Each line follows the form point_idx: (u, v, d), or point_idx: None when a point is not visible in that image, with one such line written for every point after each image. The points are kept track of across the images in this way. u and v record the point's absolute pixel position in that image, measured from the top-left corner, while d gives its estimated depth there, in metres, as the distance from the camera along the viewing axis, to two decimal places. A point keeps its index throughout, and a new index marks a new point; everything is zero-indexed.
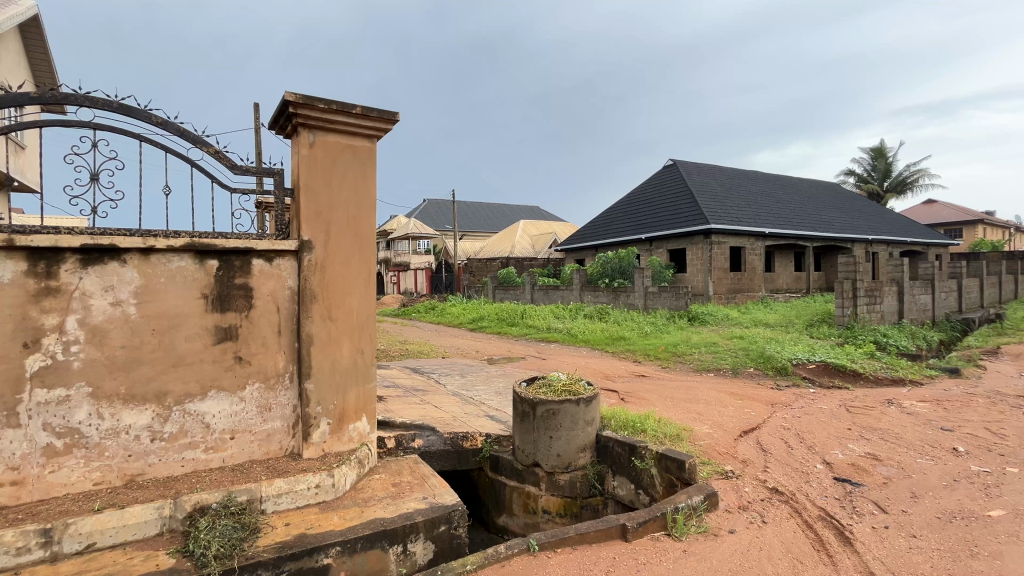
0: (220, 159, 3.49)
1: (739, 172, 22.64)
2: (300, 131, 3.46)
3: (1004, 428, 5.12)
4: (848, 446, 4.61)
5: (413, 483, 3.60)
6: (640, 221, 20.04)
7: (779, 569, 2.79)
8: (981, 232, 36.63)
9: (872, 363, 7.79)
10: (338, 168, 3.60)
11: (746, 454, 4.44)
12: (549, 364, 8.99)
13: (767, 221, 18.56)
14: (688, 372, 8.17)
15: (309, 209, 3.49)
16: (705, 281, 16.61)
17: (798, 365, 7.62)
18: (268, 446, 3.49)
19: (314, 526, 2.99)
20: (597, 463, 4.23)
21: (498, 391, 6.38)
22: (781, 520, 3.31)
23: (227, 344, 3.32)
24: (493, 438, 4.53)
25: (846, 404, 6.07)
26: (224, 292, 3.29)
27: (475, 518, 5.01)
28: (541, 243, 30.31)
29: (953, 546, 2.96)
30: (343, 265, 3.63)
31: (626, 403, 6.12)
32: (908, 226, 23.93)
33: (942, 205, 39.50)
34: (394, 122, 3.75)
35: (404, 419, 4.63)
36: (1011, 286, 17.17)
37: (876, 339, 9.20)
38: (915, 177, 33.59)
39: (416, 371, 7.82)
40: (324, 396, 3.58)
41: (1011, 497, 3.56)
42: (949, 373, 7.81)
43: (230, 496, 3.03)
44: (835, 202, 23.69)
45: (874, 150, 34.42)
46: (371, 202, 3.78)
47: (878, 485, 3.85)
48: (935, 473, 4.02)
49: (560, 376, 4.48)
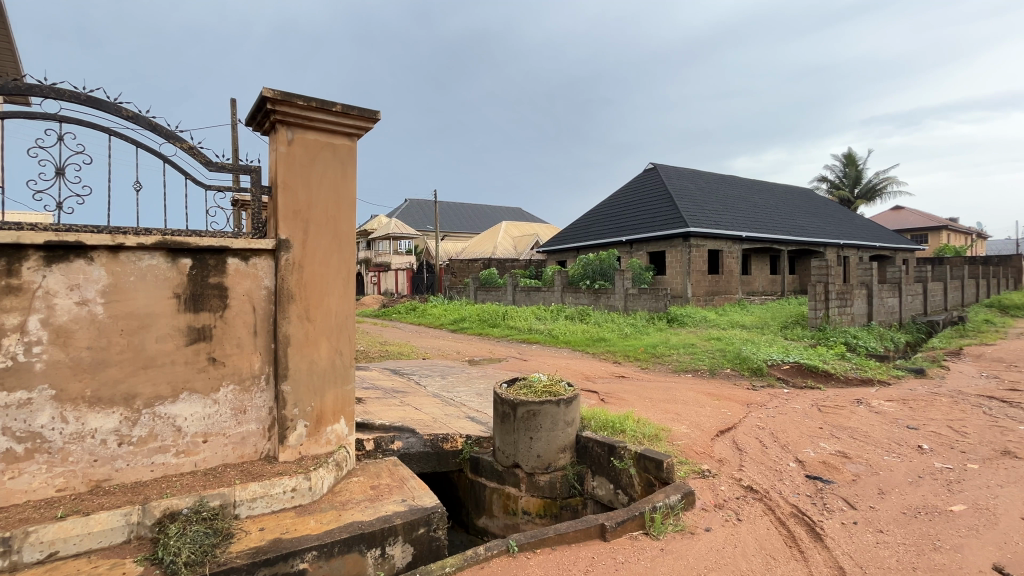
0: (195, 155, 3.41)
1: (717, 176, 23.11)
2: (278, 128, 3.39)
3: (966, 426, 5.33)
4: (819, 445, 4.74)
5: (392, 486, 3.56)
6: (621, 223, 20.27)
7: (753, 565, 2.85)
8: (944, 237, 38.21)
9: (843, 363, 8.05)
10: (317, 166, 3.55)
11: (721, 453, 4.53)
12: (531, 365, 9.04)
13: (743, 225, 18.98)
14: (667, 373, 8.32)
15: (287, 208, 3.43)
16: (684, 283, 16.89)
17: (773, 366, 7.82)
18: (242, 449, 3.41)
19: (290, 530, 2.94)
20: (577, 464, 4.26)
21: (479, 392, 6.37)
22: (755, 517, 3.39)
23: (201, 344, 3.23)
24: (472, 439, 4.53)
25: (817, 404, 6.25)
26: (197, 292, 3.21)
27: (455, 520, 4.99)
28: (523, 244, 30.42)
29: (918, 540, 3.07)
30: (321, 265, 3.57)
31: (607, 403, 6.18)
32: (877, 231, 24.77)
33: (908, 211, 40.99)
34: (374, 120, 3.72)
35: (383, 421, 4.59)
36: (974, 289, 17.87)
37: (847, 341, 9.50)
38: (884, 184, 34.80)
39: (397, 372, 7.76)
40: (301, 398, 3.51)
41: (971, 493, 3.71)
42: (914, 373, 8.12)
43: (202, 501, 2.95)
44: (809, 207, 24.37)
45: (846, 157, 35.57)
46: (351, 201, 3.73)
47: (848, 482, 3.97)
48: (901, 470, 4.17)
49: (540, 376, 4.50)
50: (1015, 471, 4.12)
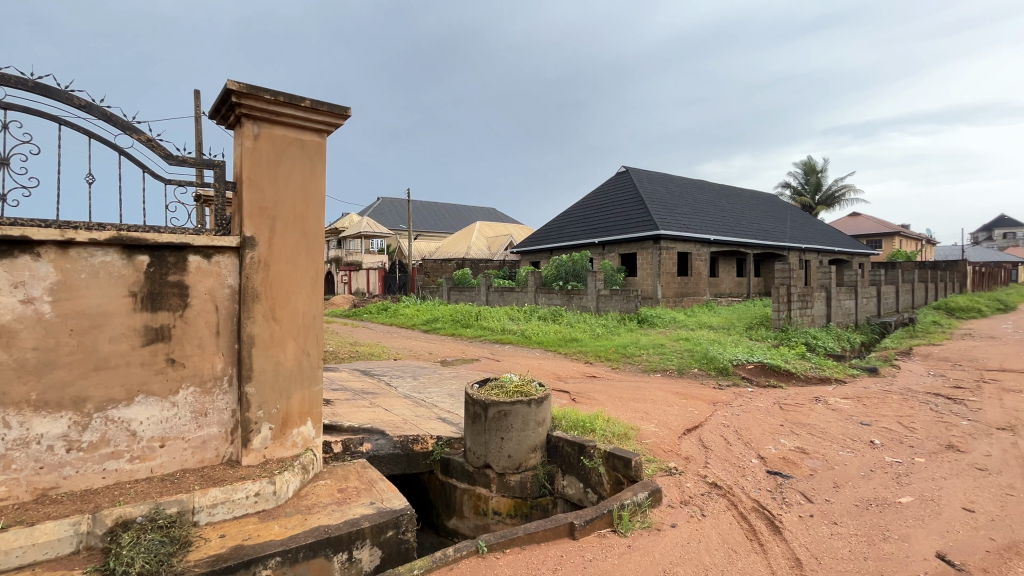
0: (153, 147, 3.27)
1: (686, 181, 23.69)
2: (244, 122, 3.30)
3: (915, 422, 5.63)
4: (780, 441, 4.93)
5: (361, 489, 3.50)
6: (593, 225, 20.51)
7: (716, 559, 2.93)
8: (896, 243, 40.29)
9: (803, 362, 8.37)
10: (284, 162, 3.46)
11: (688, 450, 4.64)
12: (504, 365, 9.04)
13: (711, 228, 19.50)
14: (637, 372, 8.46)
15: (253, 204, 3.34)
16: (654, 285, 17.24)
17: (738, 366, 8.06)
18: (202, 454, 3.29)
19: (253, 537, 2.85)
20: (547, 464, 4.29)
21: (451, 393, 6.33)
22: (719, 513, 3.49)
23: (159, 345, 3.10)
24: (443, 441, 4.51)
25: (779, 402, 6.48)
26: (155, 290, 3.08)
27: (424, 522, 4.95)
28: (497, 244, 30.40)
29: (869, 531, 3.22)
30: (288, 264, 3.48)
31: (577, 403, 6.24)
32: (835, 236, 25.90)
33: (865, 217, 43.00)
34: (344, 117, 3.65)
35: (352, 423, 4.51)
36: (923, 293, 18.85)
37: (807, 341, 9.89)
38: (842, 191, 36.46)
39: (367, 372, 7.64)
40: (266, 399, 3.42)
41: (918, 485, 3.92)
42: (868, 371, 8.52)
43: (158, 508, 2.84)
44: (773, 212, 25.25)
45: (806, 165, 37.09)
46: (320, 199, 3.65)
47: (806, 476, 4.14)
48: (855, 464, 4.37)
49: (512, 377, 4.52)
50: (958, 463, 4.38)
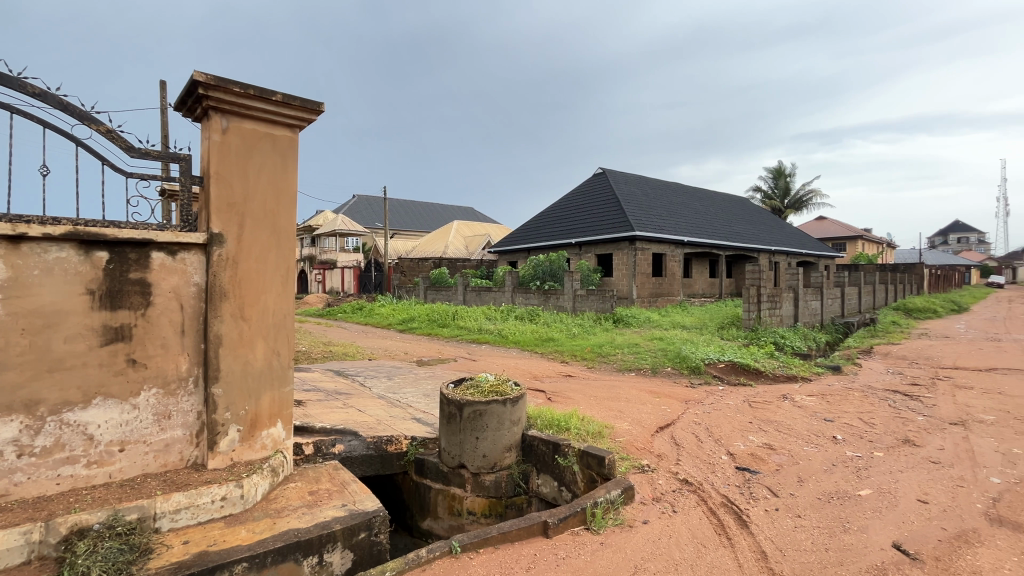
0: (114, 139, 3.14)
1: (661, 183, 24.09)
2: (211, 115, 3.20)
3: (875, 418, 5.87)
4: (749, 438, 5.06)
5: (332, 491, 3.45)
6: (570, 225, 20.66)
7: (686, 554, 3.00)
8: (859, 246, 41.95)
9: (771, 361, 8.62)
10: (254, 157, 3.38)
11: (660, 448, 4.73)
12: (480, 365, 9.03)
13: (685, 230, 19.89)
14: (612, 372, 8.56)
15: (221, 200, 3.24)
16: (630, 285, 17.48)
17: (710, 365, 8.25)
18: (165, 457, 3.18)
19: (219, 542, 2.77)
20: (522, 463, 4.30)
21: (426, 393, 6.27)
22: (689, 508, 3.56)
23: (118, 345, 2.98)
24: (418, 441, 4.48)
25: (748, 400, 6.66)
26: (115, 288, 2.96)
27: (398, 523, 4.90)
28: (474, 244, 30.28)
29: (830, 523, 3.34)
30: (257, 262, 3.39)
31: (553, 402, 6.28)
32: (803, 239, 26.77)
33: (830, 221, 44.59)
34: (316, 112, 3.58)
35: (324, 424, 4.43)
36: (884, 294, 19.65)
37: (775, 341, 10.19)
38: (809, 196, 37.72)
39: (341, 373, 7.50)
40: (233, 401, 3.32)
41: (877, 478, 4.10)
42: (832, 370, 8.84)
43: (117, 515, 2.72)
44: (744, 215, 25.94)
45: (775, 170, 38.27)
46: (291, 196, 3.57)
47: (772, 471, 4.26)
48: (818, 459, 4.53)
49: (488, 376, 4.51)
50: (913, 457, 4.58)
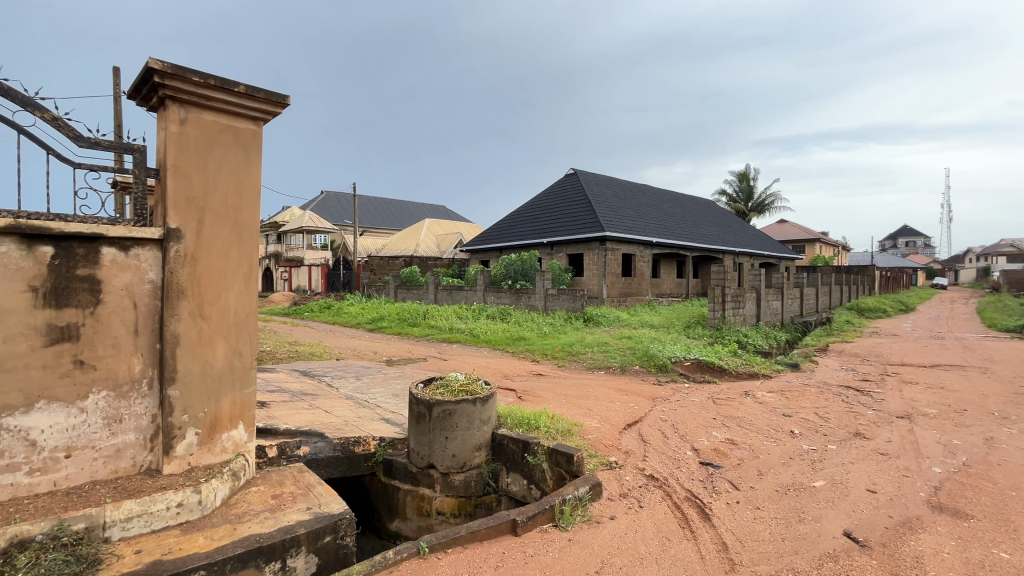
0: (60, 127, 2.96)
1: (631, 184, 24.53)
2: (168, 105, 3.06)
3: (829, 412, 6.15)
4: (712, 434, 5.22)
5: (296, 494, 3.36)
6: (542, 225, 20.76)
7: (651, 547, 3.07)
8: (817, 249, 43.92)
9: (735, 359, 8.91)
10: (215, 150, 3.25)
11: (628, 445, 4.82)
12: (450, 364, 8.98)
13: (654, 231, 20.32)
14: (582, 370, 8.67)
15: (179, 194, 3.11)
16: (600, 284, 17.73)
17: (676, 363, 8.46)
18: (116, 463, 3.03)
19: (174, 550, 2.66)
20: (491, 462, 4.31)
21: (395, 393, 6.19)
22: (654, 503, 3.65)
23: (65, 345, 2.81)
24: (386, 441, 4.42)
25: (713, 397, 6.86)
26: (62, 284, 2.79)
27: (366, 525, 4.84)
28: (446, 243, 30.04)
29: (786, 514, 3.49)
30: (218, 258, 3.27)
31: (523, 401, 6.31)
32: (765, 241, 27.79)
33: (790, 224, 46.45)
34: (281, 105, 3.48)
35: (289, 425, 4.31)
36: (839, 295, 20.60)
37: (739, 339, 10.55)
38: (770, 200, 39.15)
39: (307, 373, 7.32)
40: (191, 403, 3.19)
41: (830, 470, 4.30)
42: (791, 367, 9.21)
43: (62, 525, 2.57)
44: (710, 217, 26.72)
45: (739, 174, 39.60)
46: (254, 190, 3.47)
47: (734, 466, 4.41)
48: (777, 453, 4.72)
49: (458, 376, 4.48)
50: (864, 449, 4.83)
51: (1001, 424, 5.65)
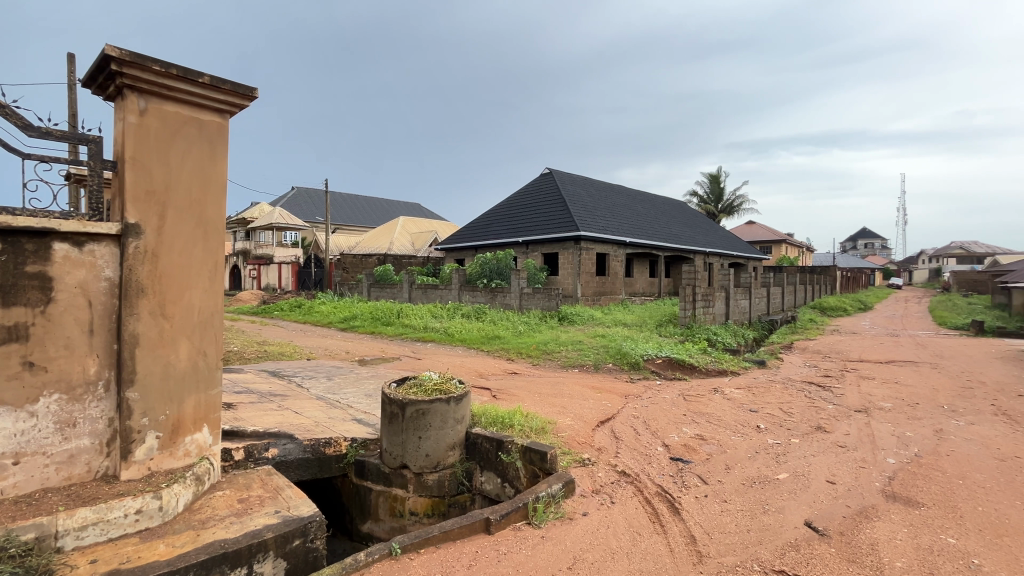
0: (7, 115, 2.80)
1: (605, 185, 24.82)
2: (126, 94, 2.93)
3: (793, 407, 6.38)
4: (683, 429, 5.34)
5: (264, 497, 3.28)
6: (517, 224, 20.78)
7: (622, 542, 3.12)
8: (783, 249, 45.44)
9: (705, 357, 9.14)
10: (177, 142, 3.14)
11: (601, 442, 4.88)
12: (425, 363, 8.90)
13: (627, 231, 20.63)
14: (556, 368, 8.73)
15: (138, 187, 2.98)
16: (574, 283, 17.88)
17: (648, 360, 8.62)
18: (69, 470, 2.89)
19: (132, 559, 2.56)
20: (465, 461, 4.29)
21: (368, 393, 6.11)
22: (626, 499, 3.71)
23: (12, 346, 2.66)
24: (359, 442, 4.35)
25: (683, 393, 7.02)
26: (9, 282, 2.64)
27: (337, 528, 4.77)
28: (421, 241, 29.72)
29: (752, 506, 3.60)
30: (181, 255, 3.16)
31: (497, 399, 6.32)
32: (733, 241, 28.57)
33: (758, 225, 47.91)
34: (248, 98, 3.39)
35: (256, 427, 4.19)
36: (804, 294, 21.36)
37: (709, 337, 10.83)
38: (739, 201, 40.28)
39: (276, 373, 7.13)
40: (151, 405, 3.07)
41: (793, 462, 4.46)
42: (757, 364, 9.50)
43: (9, 535, 2.43)
44: (682, 217, 27.31)
45: (710, 175, 40.57)
46: (220, 185, 3.36)
47: (703, 461, 4.52)
48: (743, 447, 4.86)
49: (432, 375, 4.44)
50: (824, 442, 5.03)
51: (949, 417, 5.98)
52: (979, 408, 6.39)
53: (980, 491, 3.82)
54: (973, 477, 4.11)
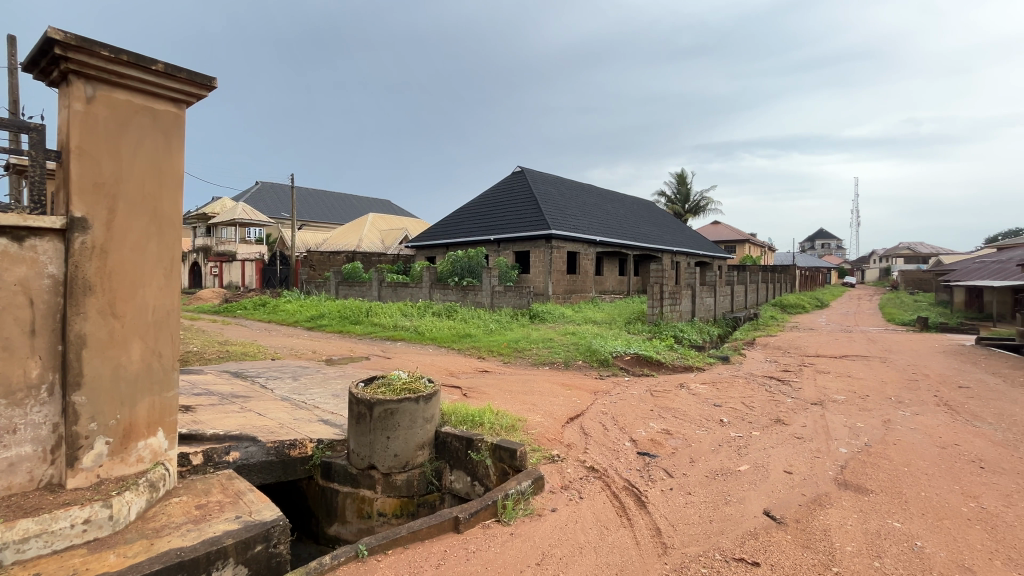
0: None
1: (576, 184, 25.06)
2: (72, 80, 2.76)
3: (754, 401, 6.61)
4: (650, 425, 5.45)
5: (224, 503, 3.17)
6: (489, 222, 20.75)
7: (590, 536, 3.17)
8: (746, 249, 47.00)
9: (671, 353, 9.36)
10: (129, 133, 2.98)
11: (570, 438, 4.94)
12: (395, 362, 8.79)
13: (597, 230, 20.90)
14: (527, 366, 8.78)
15: (86, 179, 2.82)
16: (546, 282, 17.98)
17: (617, 357, 8.75)
18: (10, 479, 2.71)
19: (79, 572, 2.43)
20: (434, 460, 4.26)
21: (335, 393, 5.98)
22: (594, 494, 3.77)
23: None
24: (325, 443, 4.25)
25: (651, 389, 7.17)
26: None
27: (303, 532, 4.66)
28: (391, 238, 29.24)
29: (714, 497, 3.71)
30: (133, 251, 3.01)
31: (468, 397, 6.30)
32: (700, 241, 29.35)
33: (723, 225, 49.36)
34: (207, 88, 3.26)
35: (216, 430, 4.04)
36: (766, 292, 22.16)
37: (675, 334, 11.10)
38: (705, 202, 41.40)
39: (238, 374, 6.90)
40: (100, 410, 2.91)
41: (754, 454, 4.62)
42: (721, 359, 9.81)
43: None
44: (651, 217, 27.88)
45: (678, 176, 41.52)
46: (176, 178, 3.22)
47: (668, 455, 4.63)
48: (707, 441, 5.01)
49: (401, 374, 4.39)
50: (783, 434, 5.23)
51: (897, 408, 6.33)
52: (923, 399, 6.79)
53: (923, 477, 4.07)
54: (917, 464, 4.37)
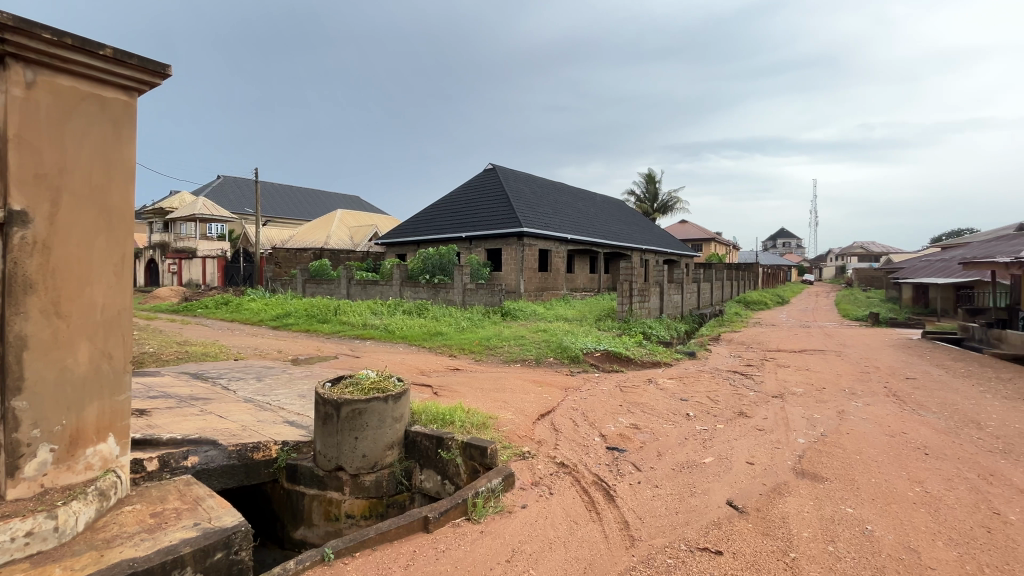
0: None
1: (548, 182, 25.16)
2: (10, 64, 2.56)
3: (719, 395, 6.82)
4: (619, 420, 5.54)
5: (181, 510, 3.04)
6: (461, 220, 20.60)
7: (559, 531, 3.19)
8: (711, 248, 48.34)
9: (640, 349, 9.54)
10: (73, 122, 2.81)
11: (541, 434, 4.96)
12: (365, 361, 8.64)
13: (568, 228, 21.05)
14: (499, 363, 8.77)
15: (26, 169, 2.63)
16: (517, 279, 18.00)
17: (587, 354, 8.85)
18: None
19: None
20: (404, 460, 4.21)
21: (301, 393, 5.82)
22: (564, 489, 3.80)
23: None
24: (290, 446, 4.13)
25: (620, 385, 7.29)
26: None
27: (266, 536, 4.53)
28: (361, 235, 28.68)
29: (680, 489, 3.81)
30: (79, 247, 2.84)
31: (439, 396, 6.26)
32: (668, 240, 30.01)
33: (690, 224, 50.60)
34: (159, 75, 3.12)
35: (173, 434, 3.88)
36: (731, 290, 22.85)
37: (644, 330, 11.32)
38: (673, 201, 42.32)
39: (198, 375, 6.63)
40: (43, 415, 2.73)
41: (718, 446, 4.76)
42: (688, 355, 10.07)
43: None
44: (620, 215, 28.31)
45: (647, 175, 42.24)
46: (125, 171, 3.08)
47: (636, 449, 4.72)
48: (674, 434, 5.13)
49: (369, 373, 4.32)
50: (745, 426, 5.42)
51: (850, 399, 6.65)
52: (874, 390, 7.15)
53: (873, 464, 4.29)
54: (868, 452, 4.60)
